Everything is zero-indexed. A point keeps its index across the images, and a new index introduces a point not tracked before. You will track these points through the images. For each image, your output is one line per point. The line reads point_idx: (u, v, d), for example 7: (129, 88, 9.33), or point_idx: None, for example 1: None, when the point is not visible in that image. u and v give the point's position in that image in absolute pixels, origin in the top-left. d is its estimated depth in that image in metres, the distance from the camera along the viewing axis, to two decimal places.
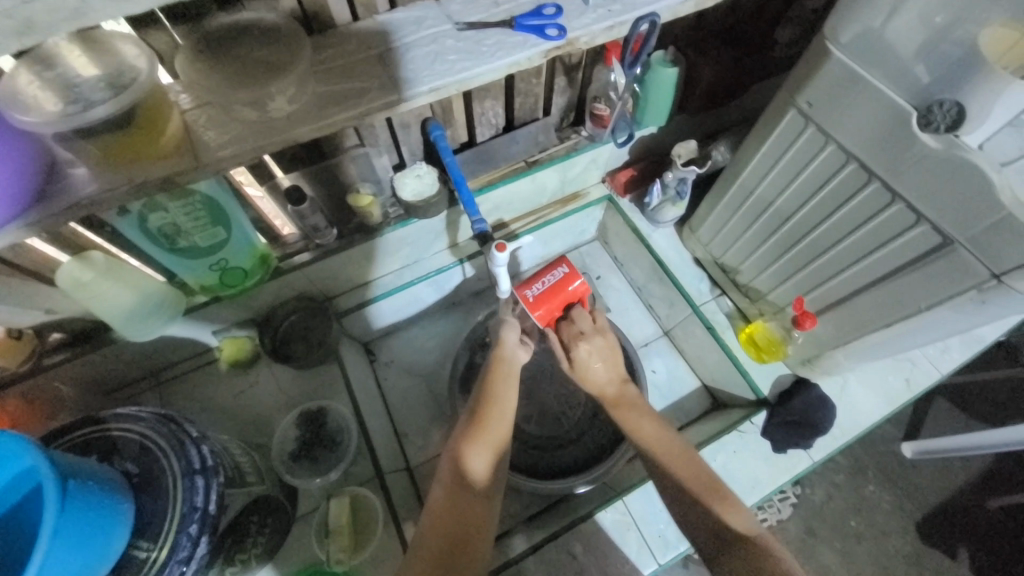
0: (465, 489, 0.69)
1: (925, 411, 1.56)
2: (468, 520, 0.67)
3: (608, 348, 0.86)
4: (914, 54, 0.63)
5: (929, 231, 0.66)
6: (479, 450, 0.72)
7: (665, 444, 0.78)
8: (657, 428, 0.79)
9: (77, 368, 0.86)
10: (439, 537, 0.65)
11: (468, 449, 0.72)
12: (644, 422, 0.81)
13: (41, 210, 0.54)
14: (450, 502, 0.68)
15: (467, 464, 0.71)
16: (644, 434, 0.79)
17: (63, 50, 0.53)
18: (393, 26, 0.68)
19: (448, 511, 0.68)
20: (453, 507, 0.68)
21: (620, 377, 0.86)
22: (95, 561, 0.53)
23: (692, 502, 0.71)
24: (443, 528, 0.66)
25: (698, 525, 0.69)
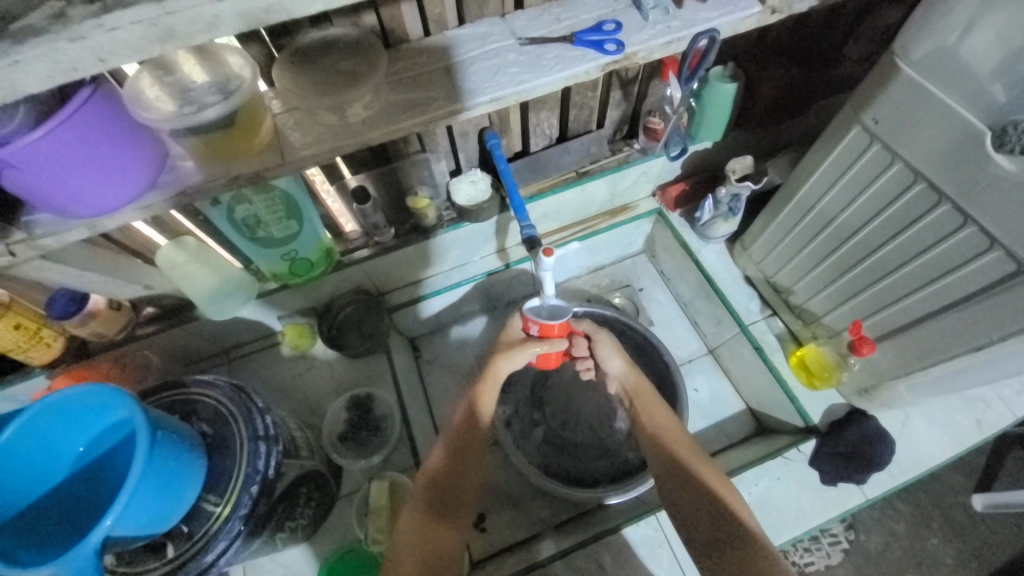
0: (470, 435, 0.83)
1: (1003, 463, 1.42)
2: (462, 470, 0.81)
3: (615, 343, 0.92)
4: (991, 73, 0.58)
5: (1003, 257, 0.62)
6: (489, 391, 0.87)
7: (678, 434, 0.81)
8: (665, 415, 0.84)
9: (162, 340, 0.97)
10: (435, 483, 0.78)
11: (481, 390, 0.87)
12: (659, 411, 0.85)
13: (153, 197, 0.63)
14: (450, 458, 0.80)
15: (476, 406, 0.86)
16: (660, 423, 0.83)
17: (182, 60, 0.62)
18: (461, 42, 0.74)
19: (446, 465, 0.80)
20: (450, 463, 0.80)
21: (631, 368, 0.91)
22: (170, 507, 0.59)
23: (689, 478, 0.74)
24: (439, 478, 0.78)
25: (694, 504, 0.72)
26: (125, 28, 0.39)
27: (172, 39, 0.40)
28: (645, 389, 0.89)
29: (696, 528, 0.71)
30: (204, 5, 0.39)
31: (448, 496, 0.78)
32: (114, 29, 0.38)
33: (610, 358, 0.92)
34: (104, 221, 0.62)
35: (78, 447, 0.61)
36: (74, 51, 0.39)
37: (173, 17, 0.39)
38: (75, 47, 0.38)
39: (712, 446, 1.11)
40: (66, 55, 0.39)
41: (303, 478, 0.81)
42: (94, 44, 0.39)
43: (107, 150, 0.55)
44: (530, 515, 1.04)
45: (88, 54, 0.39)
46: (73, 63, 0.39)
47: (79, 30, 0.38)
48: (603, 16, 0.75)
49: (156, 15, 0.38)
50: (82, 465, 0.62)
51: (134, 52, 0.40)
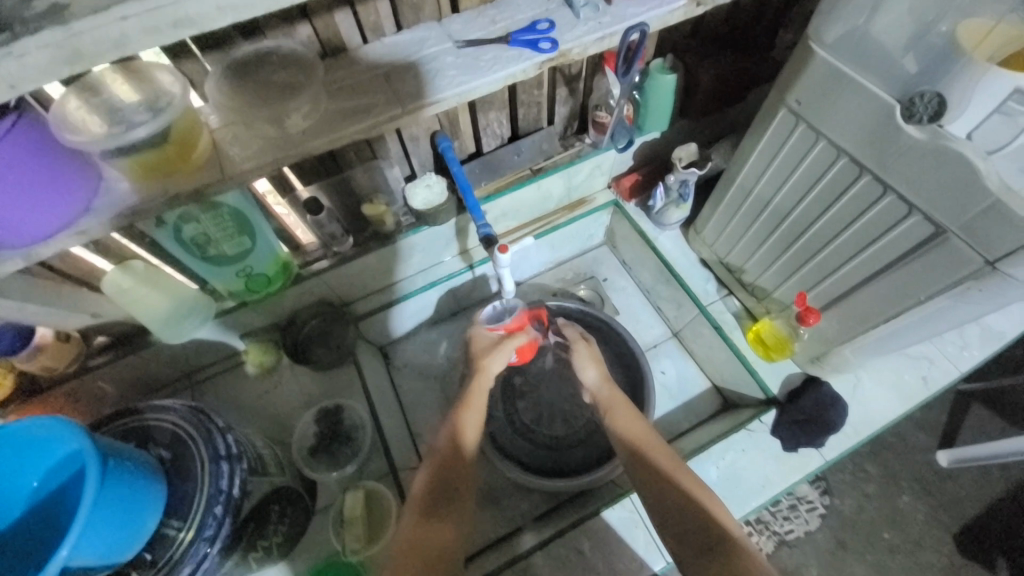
0: (454, 460, 0.84)
1: (961, 418, 1.51)
2: (456, 488, 0.81)
3: (592, 355, 0.97)
4: (905, 46, 0.64)
5: (921, 221, 0.67)
6: (470, 420, 0.89)
7: (652, 441, 0.82)
8: (637, 421, 0.85)
9: (118, 369, 0.94)
10: (426, 496, 0.80)
11: (463, 417, 0.89)
12: (633, 420, 0.86)
13: (90, 221, 0.61)
14: (436, 479, 0.82)
15: (459, 433, 0.87)
16: (632, 431, 0.84)
17: (110, 80, 0.61)
18: (398, 47, 0.74)
19: (432, 486, 0.81)
20: (438, 480, 0.82)
21: (606, 380, 0.95)
22: (130, 535, 0.58)
23: (665, 481, 0.75)
24: (428, 490, 0.80)
25: (672, 504, 0.73)
26: (32, 54, 0.37)
27: (82, 62, 0.39)
28: (617, 400, 0.91)
29: (676, 537, 0.70)
30: (112, 23, 0.38)
31: (448, 501, 0.80)
32: (20, 55, 0.37)
33: (586, 367, 0.96)
34: (39, 250, 0.60)
35: (32, 482, 0.59)
36: None
37: (82, 39, 0.38)
38: None
39: (682, 425, 1.15)
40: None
41: (273, 495, 0.80)
42: (4, 71, 0.37)
43: (34, 176, 0.54)
44: (510, 509, 1.06)
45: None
46: None
47: None
48: (537, 15, 0.77)
49: (62, 38, 0.37)
50: (35, 502, 0.60)
51: (46, 76, 0.39)
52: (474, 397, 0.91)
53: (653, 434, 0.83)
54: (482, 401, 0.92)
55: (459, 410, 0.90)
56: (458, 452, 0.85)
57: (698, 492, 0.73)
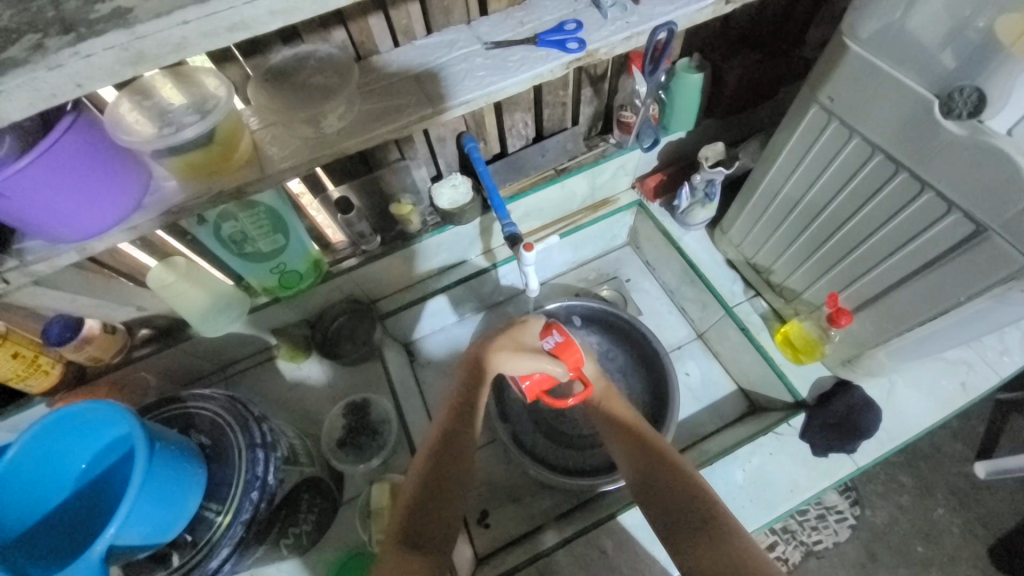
0: (454, 437, 0.81)
1: (1002, 429, 1.44)
2: (454, 466, 0.79)
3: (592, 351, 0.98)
4: (941, 43, 0.61)
5: (961, 218, 0.64)
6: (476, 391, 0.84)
7: (647, 428, 0.83)
8: (628, 410, 0.87)
9: (160, 360, 0.99)
10: (417, 496, 0.76)
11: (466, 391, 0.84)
12: (626, 410, 0.88)
13: (139, 217, 0.65)
14: (437, 455, 0.79)
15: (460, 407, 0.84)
16: (626, 418, 0.85)
17: (160, 84, 0.65)
18: (429, 50, 0.77)
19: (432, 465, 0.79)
20: (439, 455, 0.79)
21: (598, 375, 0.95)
22: (171, 516, 0.60)
23: (663, 463, 0.75)
24: (419, 490, 0.76)
25: (683, 505, 0.70)
26: (99, 54, 0.40)
27: (144, 63, 0.42)
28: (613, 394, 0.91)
29: (669, 515, 0.70)
30: (173, 27, 0.40)
31: (438, 502, 0.76)
32: (88, 55, 0.40)
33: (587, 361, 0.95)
34: (93, 244, 0.64)
35: (81, 464, 0.62)
36: (52, 78, 0.40)
37: (144, 41, 0.41)
38: (54, 75, 0.40)
39: (707, 428, 1.13)
40: (48, 84, 0.40)
41: (304, 484, 0.82)
42: (72, 70, 0.40)
43: (92, 175, 0.58)
44: (531, 507, 1.06)
45: (66, 79, 0.40)
46: (53, 90, 0.40)
47: (57, 58, 0.39)
48: (564, 16, 0.78)
49: (127, 40, 0.40)
50: (83, 483, 0.63)
51: (110, 77, 0.42)
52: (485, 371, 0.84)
53: (656, 435, 0.81)
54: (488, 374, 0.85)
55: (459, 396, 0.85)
56: (461, 437, 0.81)
57: (711, 493, 0.70)
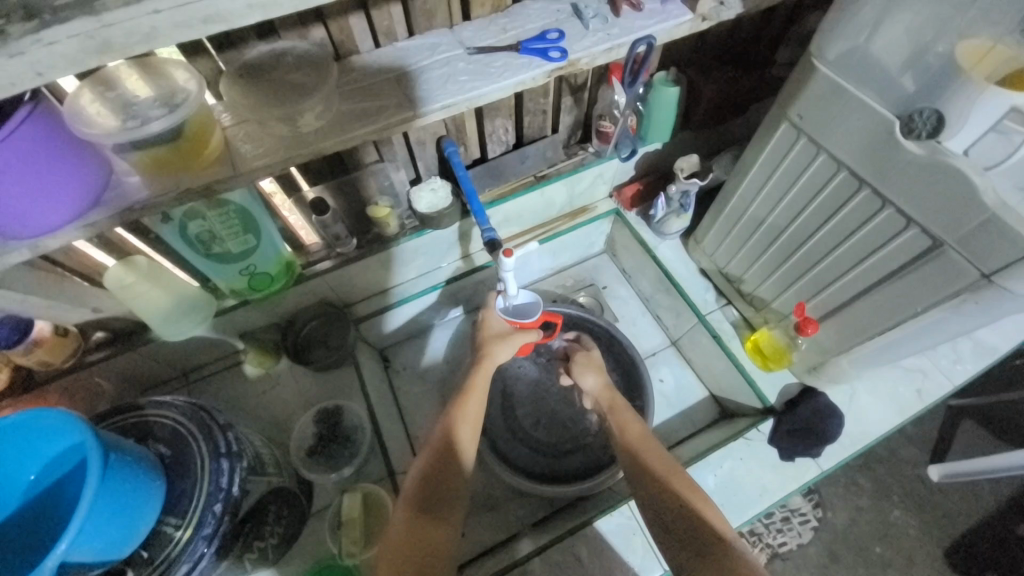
0: (446, 452, 0.82)
1: (952, 433, 1.53)
2: (448, 480, 0.80)
3: (594, 363, 1.00)
4: (903, 66, 0.66)
5: (919, 233, 0.68)
6: (467, 413, 0.88)
7: (648, 442, 0.83)
8: (635, 424, 0.87)
9: (117, 365, 0.93)
10: (416, 493, 0.78)
11: (461, 412, 0.88)
12: (631, 423, 0.87)
13: (99, 214, 0.61)
14: (435, 467, 0.81)
15: (455, 425, 0.86)
16: (630, 432, 0.85)
17: (123, 75, 0.61)
18: (410, 53, 0.76)
19: (427, 476, 0.80)
20: (435, 469, 0.80)
21: (606, 387, 0.96)
22: (127, 533, 0.57)
23: (660, 481, 0.74)
24: (418, 488, 0.79)
25: (675, 514, 0.70)
26: (63, 42, 0.38)
27: (111, 52, 0.39)
28: (619, 404, 0.92)
29: (667, 529, 0.70)
30: (144, 16, 0.38)
31: (437, 500, 0.78)
32: (51, 42, 0.37)
33: (587, 374, 0.98)
34: (47, 241, 0.60)
35: (30, 475, 0.58)
36: (10, 66, 0.37)
37: (110, 30, 0.38)
38: (13, 63, 0.37)
39: (680, 434, 1.15)
40: (3, 71, 0.37)
41: (270, 496, 0.78)
42: (33, 59, 0.37)
43: (49, 168, 0.54)
44: (507, 515, 1.05)
45: (26, 69, 0.38)
46: (10, 79, 0.38)
47: (17, 45, 0.37)
48: (547, 25, 0.79)
49: (94, 28, 0.38)
50: (32, 496, 0.59)
51: (71, 65, 0.39)
52: (477, 383, 0.91)
53: (650, 439, 0.83)
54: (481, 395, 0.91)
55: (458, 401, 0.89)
56: (452, 444, 0.83)
57: (710, 511, 0.70)
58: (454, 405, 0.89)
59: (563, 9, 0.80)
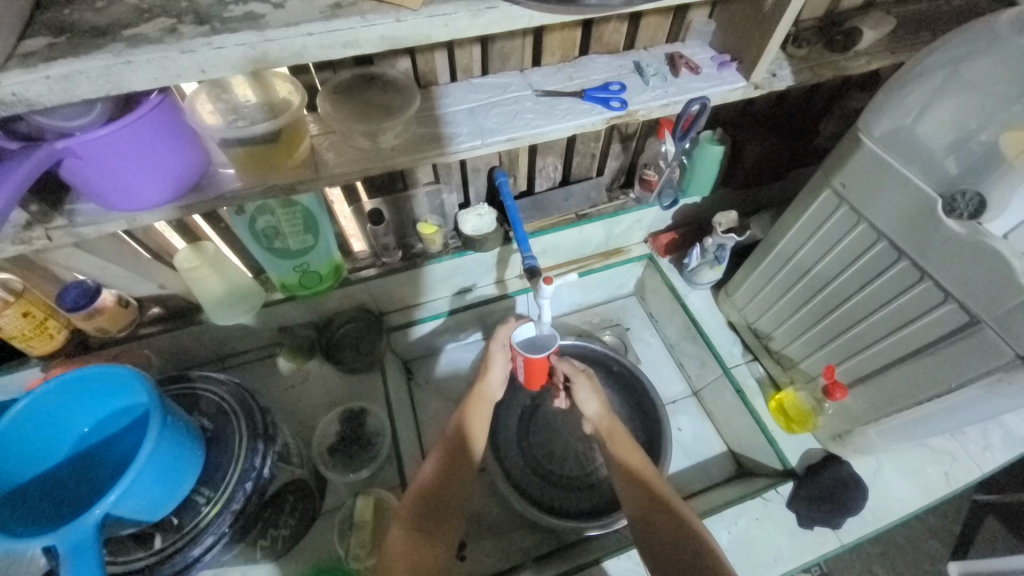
0: (458, 458, 0.84)
1: (977, 531, 1.45)
2: (454, 488, 0.80)
3: (593, 386, 0.94)
4: (946, 150, 0.68)
5: (956, 309, 0.70)
6: (478, 426, 0.89)
7: (651, 471, 0.82)
8: (635, 452, 0.85)
9: (164, 341, 0.98)
10: (423, 499, 0.79)
11: (471, 422, 0.89)
12: (631, 450, 0.86)
13: (192, 198, 0.68)
14: (443, 472, 0.81)
15: (468, 434, 0.87)
16: (631, 461, 0.84)
17: (236, 82, 0.69)
18: (483, 88, 0.83)
19: (438, 480, 0.80)
20: (445, 475, 0.81)
21: (607, 412, 0.92)
22: (165, 495, 0.60)
23: (665, 511, 0.75)
24: (427, 493, 0.79)
25: (678, 548, 0.71)
26: (228, 48, 0.48)
27: (265, 61, 0.50)
28: (618, 432, 0.89)
29: (669, 561, 0.70)
30: (298, 36, 0.49)
31: (437, 514, 0.78)
32: (219, 47, 0.48)
33: (588, 401, 0.93)
34: (144, 216, 0.67)
35: (83, 428, 0.63)
36: (182, 60, 0.48)
37: (270, 44, 0.49)
38: (184, 58, 0.48)
39: (694, 486, 1.13)
40: (176, 64, 0.48)
41: (291, 485, 0.80)
42: (200, 57, 0.48)
43: (163, 154, 0.61)
44: (511, 544, 1.03)
45: (194, 64, 0.48)
46: (178, 70, 0.48)
47: (190, 45, 0.47)
48: (610, 77, 0.86)
49: (256, 41, 0.48)
50: (81, 448, 0.63)
51: (230, 66, 0.50)
52: (479, 404, 0.92)
53: (651, 468, 0.83)
54: (484, 413, 0.91)
55: (464, 410, 0.91)
56: (466, 452, 0.85)
57: (716, 548, 0.70)
58: (460, 407, 0.91)
59: (626, 66, 0.88)
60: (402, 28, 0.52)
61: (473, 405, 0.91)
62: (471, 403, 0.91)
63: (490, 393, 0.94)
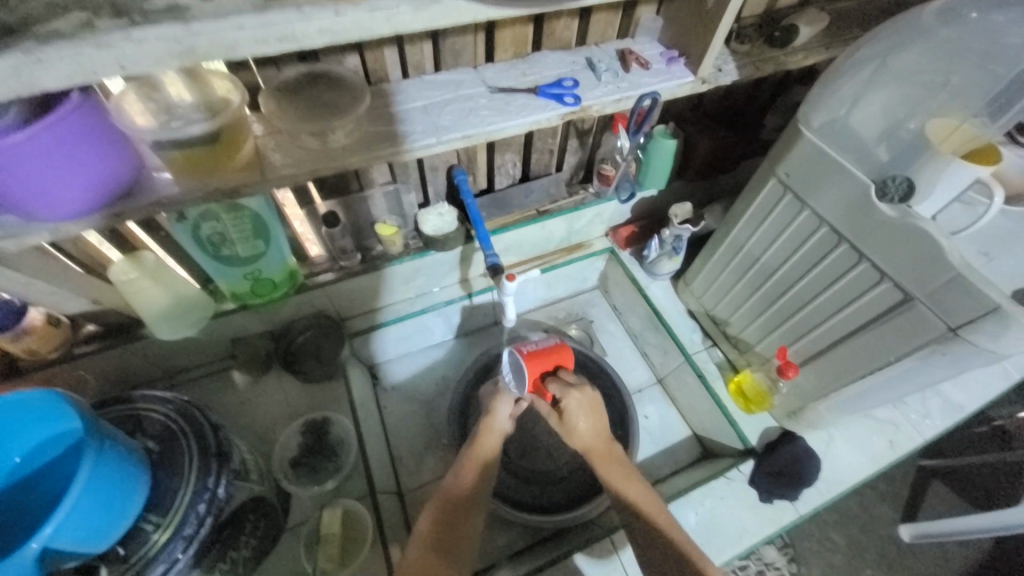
0: (456, 516, 0.76)
1: (923, 495, 1.56)
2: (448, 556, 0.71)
3: (589, 405, 0.82)
4: (878, 137, 0.74)
5: (891, 287, 0.74)
6: (478, 472, 0.81)
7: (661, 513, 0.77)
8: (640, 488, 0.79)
9: (104, 360, 0.92)
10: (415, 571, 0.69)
11: (468, 472, 0.81)
12: (638, 487, 0.79)
13: (126, 206, 0.64)
14: (436, 538, 0.73)
15: (466, 486, 0.79)
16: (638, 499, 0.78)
17: (167, 79, 0.65)
18: (435, 86, 0.82)
19: (431, 549, 0.72)
20: (439, 541, 0.73)
21: (603, 435, 0.83)
22: (109, 526, 0.56)
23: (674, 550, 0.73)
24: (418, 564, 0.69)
25: None
26: (150, 42, 0.45)
27: (191, 56, 0.47)
28: (615, 461, 0.81)
29: None
30: (229, 30, 0.46)
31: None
32: (140, 42, 0.45)
33: (581, 421, 0.82)
34: (72, 227, 0.62)
35: (14, 458, 0.57)
36: (99, 56, 0.44)
37: (197, 38, 0.46)
38: (100, 53, 0.44)
39: (662, 471, 1.16)
40: (92, 60, 0.44)
41: (251, 504, 0.77)
42: (119, 52, 0.45)
43: (88, 157, 0.57)
44: (487, 543, 1.03)
45: (112, 60, 0.45)
46: (95, 67, 0.45)
47: (107, 39, 0.44)
48: (563, 73, 0.86)
49: (181, 35, 0.45)
50: (14, 479, 0.58)
51: (153, 61, 0.46)
52: (480, 448, 0.83)
53: (660, 506, 0.78)
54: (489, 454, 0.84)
55: (466, 454, 0.83)
56: (463, 509, 0.77)
57: None
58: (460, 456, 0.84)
59: (578, 62, 0.88)
60: (342, 22, 0.50)
61: (478, 446, 0.83)
62: (475, 446, 0.84)
63: (498, 428, 0.86)
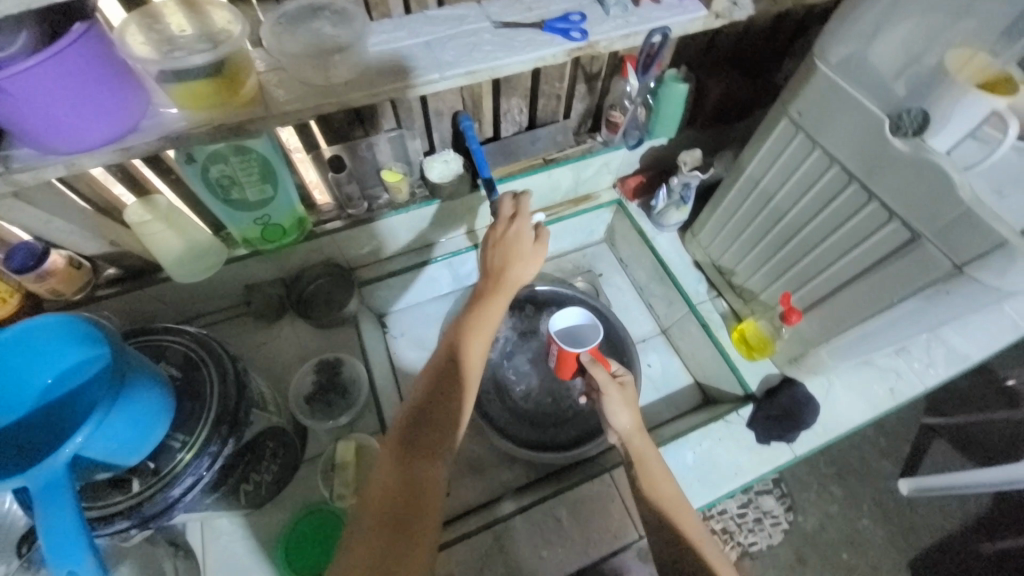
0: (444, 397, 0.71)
1: (925, 451, 1.58)
2: (420, 474, 0.64)
3: (626, 397, 0.86)
4: (895, 74, 0.72)
5: (899, 227, 0.73)
6: (478, 340, 0.78)
7: (685, 513, 0.76)
8: (668, 482, 0.79)
9: (125, 302, 0.96)
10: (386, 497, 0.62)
11: (469, 336, 0.78)
12: (663, 480, 0.79)
13: (136, 139, 0.65)
14: (405, 457, 0.66)
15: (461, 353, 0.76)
16: (663, 492, 0.77)
17: (168, 10, 0.64)
18: (438, 20, 0.80)
19: (398, 480, 0.64)
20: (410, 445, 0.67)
21: (638, 428, 0.84)
22: (138, 439, 0.60)
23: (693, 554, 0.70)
24: (390, 491, 0.62)
25: None
26: None
27: None
28: (648, 452, 0.82)
29: None
30: None
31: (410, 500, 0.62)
32: None
33: (618, 412, 0.85)
34: (82, 160, 0.63)
35: (46, 379, 0.61)
36: None
37: None
38: None
39: (663, 416, 1.20)
40: None
41: (270, 432, 0.81)
42: None
43: (95, 89, 0.57)
44: (493, 479, 1.09)
45: None
46: None
47: None
48: (570, 8, 0.83)
49: None
50: (46, 400, 0.62)
51: None
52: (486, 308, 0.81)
53: (684, 505, 0.77)
54: (493, 317, 0.81)
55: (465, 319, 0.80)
56: (455, 383, 0.72)
57: None
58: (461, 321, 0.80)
59: None
60: None
61: (490, 298, 0.82)
62: (479, 310, 0.81)
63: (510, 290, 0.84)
